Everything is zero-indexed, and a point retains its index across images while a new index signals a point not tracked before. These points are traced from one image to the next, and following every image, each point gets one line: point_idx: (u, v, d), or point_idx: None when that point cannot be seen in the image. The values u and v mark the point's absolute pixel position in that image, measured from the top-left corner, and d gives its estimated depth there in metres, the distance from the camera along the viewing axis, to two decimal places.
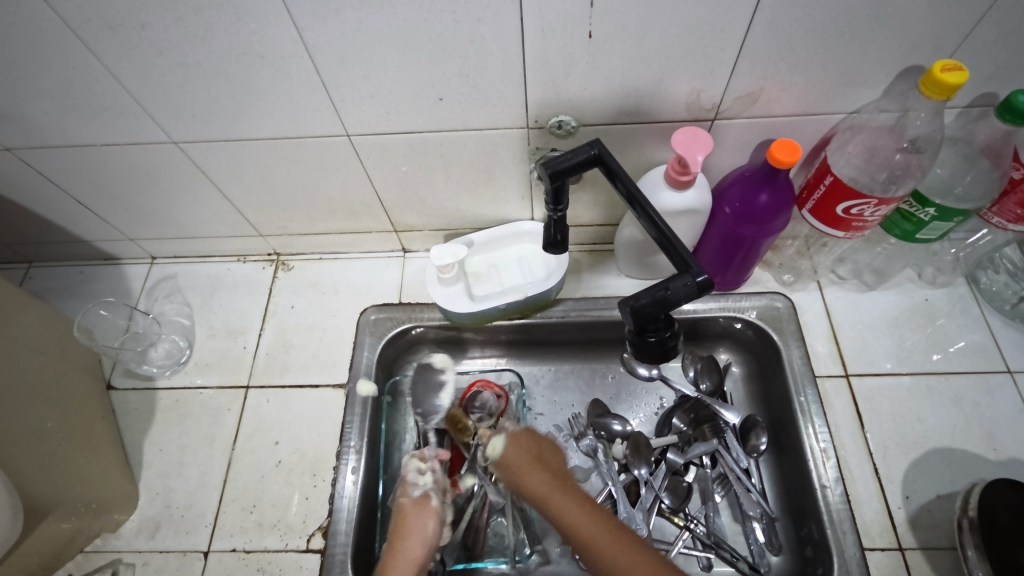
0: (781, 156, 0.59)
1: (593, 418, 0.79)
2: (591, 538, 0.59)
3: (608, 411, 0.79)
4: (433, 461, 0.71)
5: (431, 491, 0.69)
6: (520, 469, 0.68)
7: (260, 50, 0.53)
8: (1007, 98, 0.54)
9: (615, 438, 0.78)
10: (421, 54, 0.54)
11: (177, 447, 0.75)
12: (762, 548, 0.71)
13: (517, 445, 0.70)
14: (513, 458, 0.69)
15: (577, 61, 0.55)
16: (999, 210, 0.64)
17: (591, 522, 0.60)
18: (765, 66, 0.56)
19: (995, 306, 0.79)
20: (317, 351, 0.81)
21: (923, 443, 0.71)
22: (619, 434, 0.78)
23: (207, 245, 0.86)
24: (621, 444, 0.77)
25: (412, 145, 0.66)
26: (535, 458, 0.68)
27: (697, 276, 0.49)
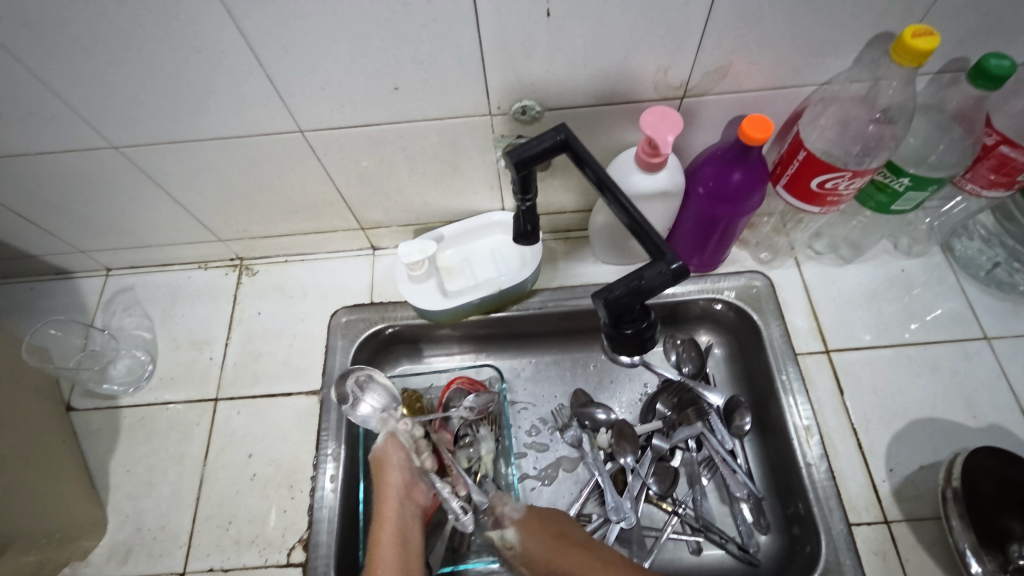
0: (752, 132, 0.57)
1: (575, 409, 0.78)
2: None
3: (591, 400, 0.78)
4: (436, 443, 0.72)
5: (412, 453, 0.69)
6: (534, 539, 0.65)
7: (196, 44, 0.50)
8: (979, 62, 0.53)
9: (600, 426, 0.77)
10: (371, 41, 0.50)
11: (146, 466, 0.72)
12: (750, 529, 0.71)
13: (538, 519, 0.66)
14: (531, 531, 0.65)
15: (538, 42, 0.52)
16: (972, 176, 0.64)
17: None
18: (732, 39, 0.54)
19: (970, 273, 0.79)
20: (289, 357, 0.78)
21: (905, 414, 0.71)
22: (603, 422, 0.77)
23: (164, 253, 0.82)
24: (606, 432, 0.76)
25: (371, 139, 0.63)
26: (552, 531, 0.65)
27: (671, 263, 0.47)
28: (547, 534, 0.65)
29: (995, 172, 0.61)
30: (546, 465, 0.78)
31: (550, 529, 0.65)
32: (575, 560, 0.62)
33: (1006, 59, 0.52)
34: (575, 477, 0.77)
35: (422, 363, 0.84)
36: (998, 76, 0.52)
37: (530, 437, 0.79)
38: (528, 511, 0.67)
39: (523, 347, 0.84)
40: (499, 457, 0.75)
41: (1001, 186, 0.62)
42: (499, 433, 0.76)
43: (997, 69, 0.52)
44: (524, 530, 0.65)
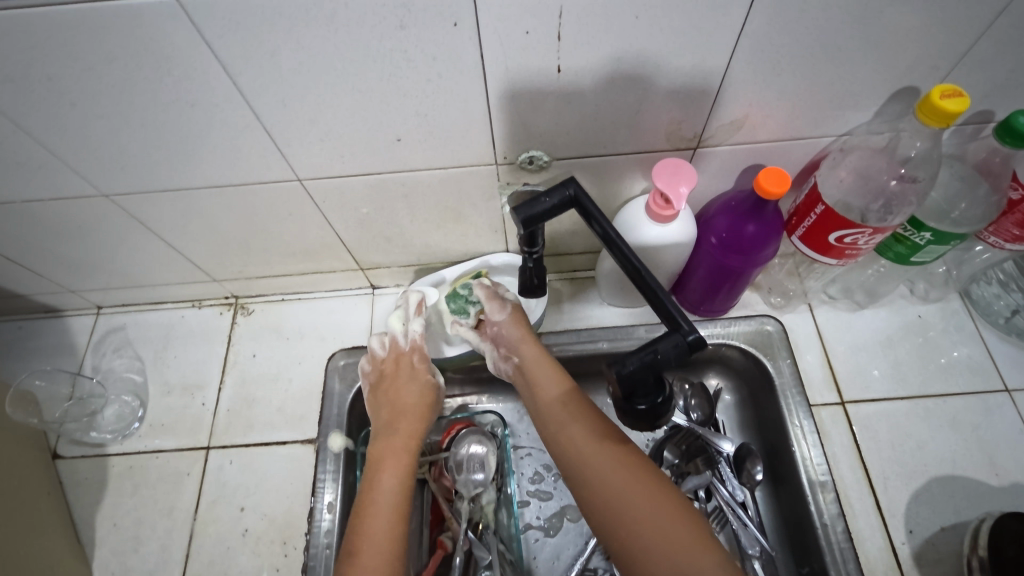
0: (769, 185, 0.55)
1: None
2: (595, 463, 0.54)
3: None
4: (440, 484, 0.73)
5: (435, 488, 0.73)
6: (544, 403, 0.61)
7: (189, 98, 0.47)
8: (1006, 120, 0.51)
9: None
10: (373, 95, 0.48)
11: (133, 520, 0.69)
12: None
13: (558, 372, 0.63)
14: (541, 392, 0.61)
15: (546, 95, 0.50)
16: (996, 229, 0.61)
17: (610, 461, 0.54)
18: (750, 92, 0.52)
19: (989, 320, 0.76)
20: (284, 403, 0.75)
21: (924, 470, 0.68)
22: None
23: (157, 292, 0.80)
24: None
25: (372, 187, 0.60)
26: (559, 383, 0.61)
27: (687, 334, 0.45)
28: (550, 377, 0.62)
29: (1021, 226, 0.58)
30: (550, 515, 0.75)
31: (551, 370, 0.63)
32: (580, 434, 0.57)
33: None
34: (578, 527, 0.74)
35: None
36: None
37: (533, 484, 0.77)
38: (513, 311, 0.66)
39: None
40: (501, 506, 0.73)
41: None
42: (501, 480, 0.73)
43: None
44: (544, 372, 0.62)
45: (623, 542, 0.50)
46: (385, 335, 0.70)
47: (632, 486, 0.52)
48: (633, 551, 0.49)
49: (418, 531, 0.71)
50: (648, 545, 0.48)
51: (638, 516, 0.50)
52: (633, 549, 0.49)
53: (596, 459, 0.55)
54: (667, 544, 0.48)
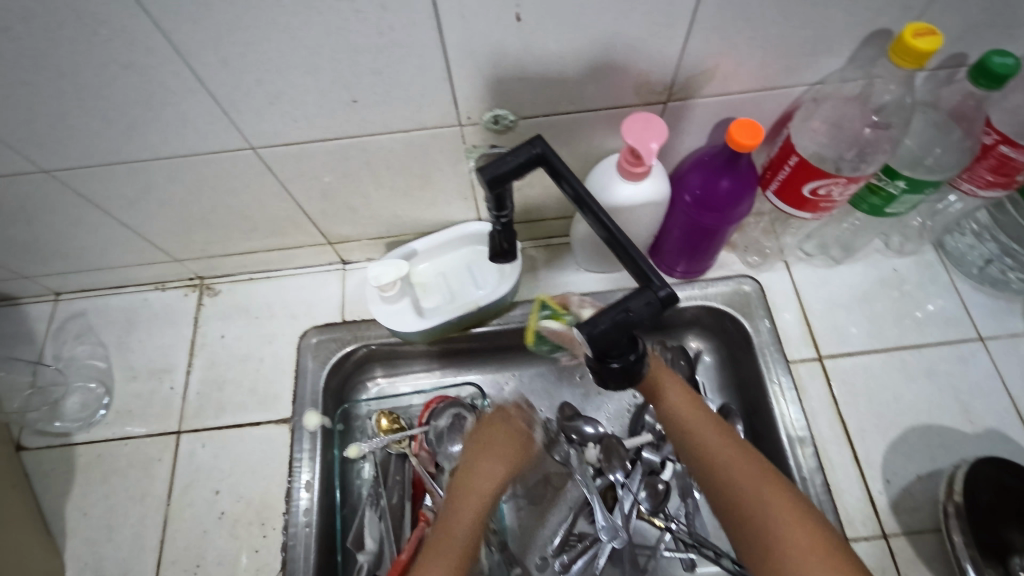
0: (741, 138, 0.54)
1: (562, 422, 0.75)
2: (742, 471, 0.52)
3: (578, 413, 0.76)
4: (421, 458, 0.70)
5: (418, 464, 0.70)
6: (683, 412, 0.57)
7: (122, 60, 0.44)
8: (980, 61, 0.49)
9: (587, 441, 0.74)
10: (322, 52, 0.45)
11: (105, 508, 0.67)
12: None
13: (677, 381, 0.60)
14: (678, 404, 0.58)
15: (507, 48, 0.48)
16: (969, 176, 0.60)
17: (746, 468, 0.52)
18: (719, 40, 0.50)
19: (963, 271, 0.76)
20: (256, 384, 0.73)
21: (901, 421, 0.69)
22: (591, 437, 0.74)
23: (117, 275, 0.77)
24: (594, 448, 0.73)
25: (332, 154, 0.58)
26: (694, 402, 0.58)
27: (659, 291, 0.44)
28: (683, 395, 0.59)
29: (993, 172, 0.58)
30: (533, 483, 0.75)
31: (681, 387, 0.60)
32: (720, 442, 0.55)
33: (1009, 56, 0.49)
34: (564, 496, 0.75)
35: (400, 381, 0.80)
36: (1001, 75, 0.48)
37: None
38: None
39: (506, 361, 0.81)
40: None
41: (998, 186, 0.59)
42: None
43: (1001, 68, 0.48)
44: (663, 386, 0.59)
45: (767, 559, 0.48)
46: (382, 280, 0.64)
47: (772, 496, 0.50)
48: (780, 568, 0.47)
49: (400, 505, 0.69)
50: (798, 565, 0.46)
51: (785, 534, 0.48)
52: (779, 566, 0.47)
53: (741, 466, 0.52)
54: (808, 567, 0.46)
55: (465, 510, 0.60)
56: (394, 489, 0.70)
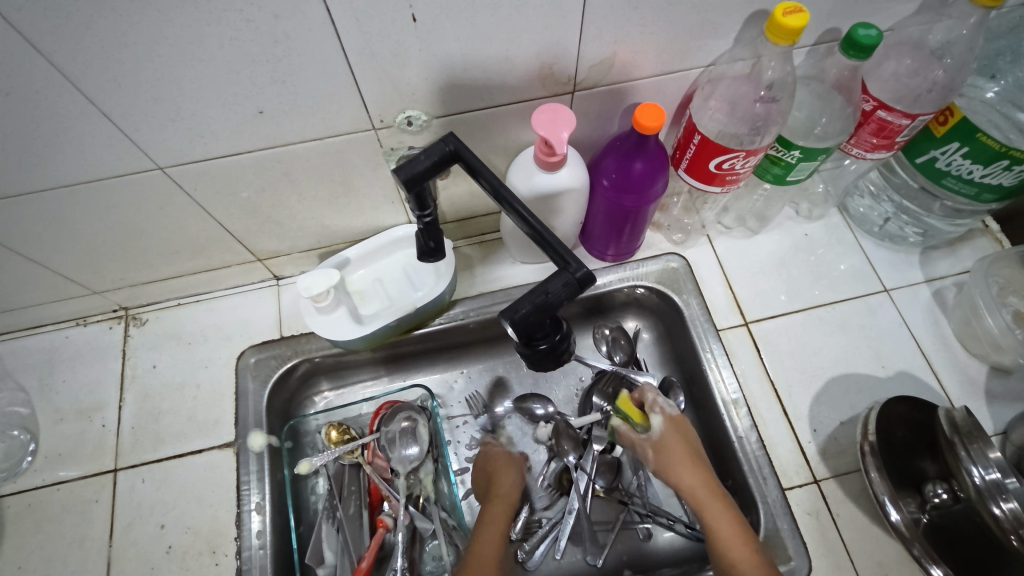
0: (646, 121, 0.56)
1: (516, 406, 0.77)
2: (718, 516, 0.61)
3: (530, 395, 0.77)
4: (375, 466, 0.70)
5: (372, 471, 0.70)
6: (673, 460, 0.66)
7: (3, 86, 0.43)
8: (848, 34, 0.54)
9: (540, 421, 0.75)
10: (219, 64, 0.45)
11: (41, 559, 0.64)
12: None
13: (681, 430, 0.68)
14: (672, 451, 0.66)
15: (409, 49, 0.48)
16: (857, 141, 0.66)
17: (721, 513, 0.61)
18: (613, 29, 0.52)
19: (865, 229, 0.82)
20: (194, 411, 0.71)
21: (823, 373, 0.74)
22: (543, 417, 0.75)
23: (32, 314, 0.73)
24: (546, 427, 0.75)
25: (246, 167, 0.57)
26: (688, 449, 0.66)
27: (576, 271, 0.46)
28: (676, 444, 0.67)
29: (877, 136, 0.63)
30: None
31: (679, 436, 0.67)
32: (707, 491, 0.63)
33: (872, 28, 0.53)
34: None
35: (348, 392, 0.80)
36: (867, 46, 0.53)
37: (470, 450, 0.77)
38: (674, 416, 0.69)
39: (452, 359, 0.81)
40: (439, 476, 0.71)
41: (883, 148, 0.65)
42: (437, 454, 0.71)
43: (866, 39, 0.53)
44: (666, 444, 0.67)
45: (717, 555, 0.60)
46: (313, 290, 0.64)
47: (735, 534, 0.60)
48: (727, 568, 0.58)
49: (358, 515, 0.68)
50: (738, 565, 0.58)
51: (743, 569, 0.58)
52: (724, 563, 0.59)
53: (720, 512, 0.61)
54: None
55: (495, 514, 0.65)
56: (350, 499, 0.69)
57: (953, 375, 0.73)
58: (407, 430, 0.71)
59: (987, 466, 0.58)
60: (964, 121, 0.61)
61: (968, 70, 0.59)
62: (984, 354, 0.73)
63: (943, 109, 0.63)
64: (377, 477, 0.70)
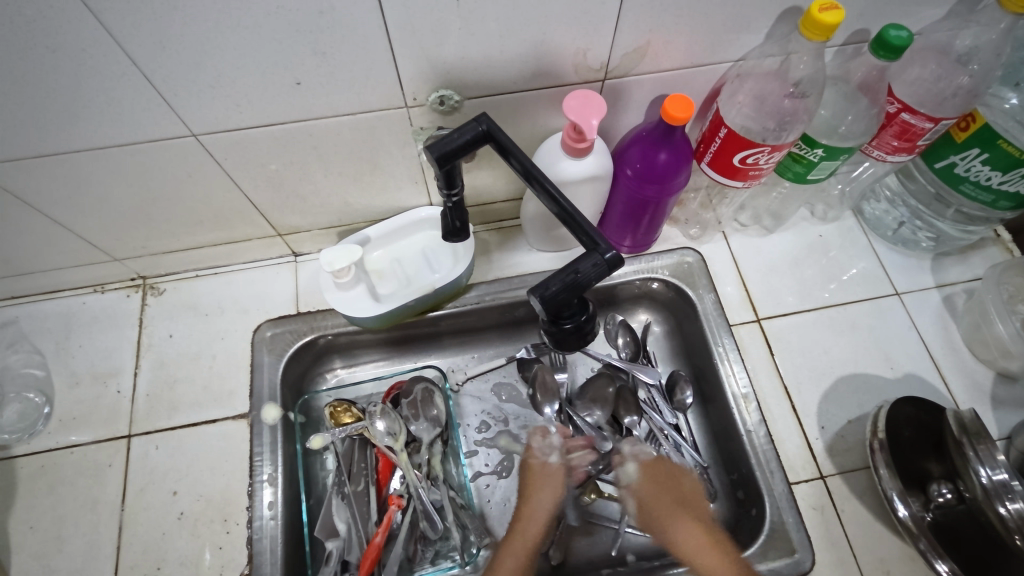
0: (675, 112, 0.57)
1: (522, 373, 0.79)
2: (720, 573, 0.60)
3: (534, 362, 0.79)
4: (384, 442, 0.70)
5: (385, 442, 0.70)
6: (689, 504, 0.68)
7: (48, 42, 0.43)
8: (879, 34, 0.54)
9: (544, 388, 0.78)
10: (263, 31, 0.45)
11: (54, 519, 0.65)
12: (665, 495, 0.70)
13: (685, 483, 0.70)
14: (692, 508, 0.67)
15: (449, 27, 0.49)
16: (878, 142, 0.66)
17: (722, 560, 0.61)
18: (649, 18, 0.53)
19: (879, 233, 0.83)
20: (209, 381, 0.72)
21: (832, 372, 0.75)
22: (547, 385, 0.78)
23: (52, 278, 0.73)
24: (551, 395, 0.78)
25: (277, 139, 0.57)
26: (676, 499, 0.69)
27: (605, 253, 0.46)
28: (668, 490, 0.69)
29: (898, 138, 0.64)
30: (498, 460, 0.75)
31: (668, 478, 0.71)
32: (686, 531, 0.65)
33: (903, 30, 0.54)
34: (512, 480, 0.74)
35: (359, 370, 0.80)
36: (898, 46, 0.54)
37: (479, 433, 0.77)
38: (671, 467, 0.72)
39: (465, 343, 0.82)
40: (448, 455, 0.72)
41: (903, 151, 0.65)
42: (446, 433, 0.72)
43: (897, 40, 0.53)
44: (646, 478, 0.70)
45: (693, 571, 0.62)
46: (340, 257, 0.64)
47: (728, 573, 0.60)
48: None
49: (366, 492, 0.68)
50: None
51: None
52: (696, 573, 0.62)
53: (694, 536, 0.64)
54: None
55: (518, 539, 0.65)
56: (359, 476, 0.69)
57: (960, 380, 0.74)
58: (417, 402, 0.73)
59: (994, 467, 0.59)
60: (986, 127, 0.62)
61: (994, 77, 0.59)
62: (991, 360, 0.74)
63: (965, 115, 0.64)
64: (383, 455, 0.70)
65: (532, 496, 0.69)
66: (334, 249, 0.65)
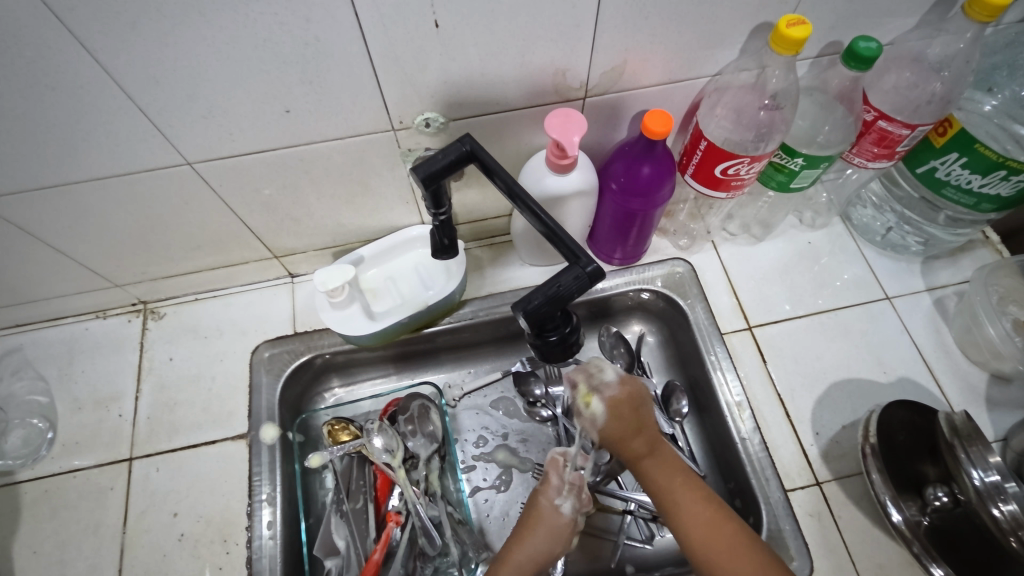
0: (655, 127, 0.59)
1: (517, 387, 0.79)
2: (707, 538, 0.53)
3: (529, 375, 0.79)
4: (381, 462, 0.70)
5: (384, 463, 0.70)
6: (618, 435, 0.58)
7: (48, 81, 0.45)
8: (850, 46, 0.56)
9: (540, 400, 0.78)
10: (251, 63, 0.48)
11: (56, 544, 0.66)
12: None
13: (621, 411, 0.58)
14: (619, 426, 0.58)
15: (430, 53, 0.51)
16: (858, 150, 0.68)
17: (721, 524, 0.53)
18: (624, 38, 0.55)
19: (868, 238, 0.84)
20: (208, 403, 0.73)
21: (825, 377, 0.75)
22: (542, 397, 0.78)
23: (56, 305, 0.75)
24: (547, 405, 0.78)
25: (270, 165, 0.59)
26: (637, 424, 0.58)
27: (586, 266, 0.48)
28: (626, 411, 0.58)
29: (877, 145, 0.65)
30: (496, 474, 0.76)
31: (627, 402, 0.59)
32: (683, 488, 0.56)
33: (872, 41, 0.56)
34: (510, 493, 0.75)
35: (357, 389, 0.81)
36: (868, 57, 0.55)
37: (477, 448, 0.77)
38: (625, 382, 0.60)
39: (462, 358, 0.83)
40: (446, 471, 0.73)
41: (884, 157, 0.67)
42: (444, 449, 0.72)
43: (866, 51, 0.55)
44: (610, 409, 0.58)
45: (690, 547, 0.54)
46: (333, 278, 0.66)
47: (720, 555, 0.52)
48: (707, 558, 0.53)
49: (365, 509, 0.69)
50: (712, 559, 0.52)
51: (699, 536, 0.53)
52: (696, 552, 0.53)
53: (685, 495, 0.55)
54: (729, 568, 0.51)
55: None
56: (358, 494, 0.70)
57: (954, 382, 0.74)
58: (415, 418, 0.73)
59: (986, 469, 0.59)
60: (963, 132, 0.63)
61: (966, 83, 0.61)
62: (984, 362, 0.74)
63: (942, 121, 0.65)
64: (381, 472, 0.70)
65: (527, 535, 0.60)
66: (327, 270, 0.66)
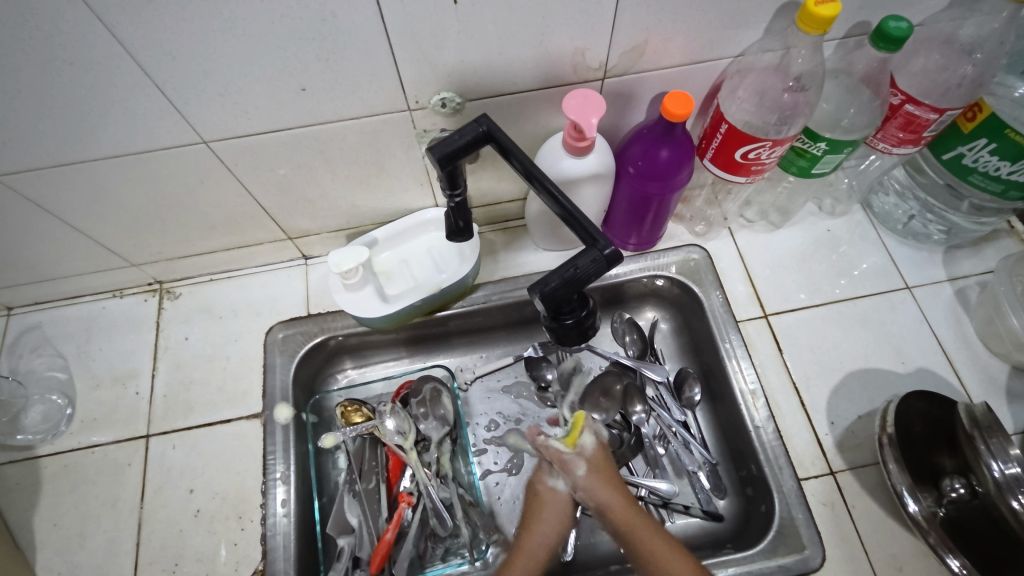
0: (674, 109, 0.57)
1: (529, 371, 0.79)
2: None
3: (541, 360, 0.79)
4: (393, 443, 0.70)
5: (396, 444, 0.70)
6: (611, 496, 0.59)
7: (65, 55, 0.45)
8: (879, 26, 0.54)
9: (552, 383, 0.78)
10: (267, 40, 0.47)
11: (76, 517, 0.67)
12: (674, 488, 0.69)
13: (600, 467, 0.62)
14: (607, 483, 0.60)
15: (448, 30, 0.50)
16: (883, 135, 0.67)
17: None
18: (646, 17, 0.53)
19: (888, 226, 0.83)
20: (223, 382, 0.73)
21: (842, 367, 0.74)
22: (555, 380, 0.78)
23: (74, 284, 0.76)
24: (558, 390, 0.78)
25: (285, 144, 0.59)
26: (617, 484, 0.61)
27: (604, 248, 0.47)
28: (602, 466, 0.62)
29: (903, 130, 0.64)
30: (507, 458, 0.76)
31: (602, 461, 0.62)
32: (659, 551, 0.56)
33: (903, 21, 0.54)
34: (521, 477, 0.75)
35: (369, 371, 0.81)
36: (897, 37, 0.53)
37: (489, 432, 0.78)
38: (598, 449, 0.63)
39: (474, 343, 0.83)
40: (456, 454, 0.73)
41: (908, 143, 0.66)
42: (455, 432, 0.73)
43: (896, 31, 0.53)
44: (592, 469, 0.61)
45: None
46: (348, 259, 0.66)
47: None
48: None
49: (377, 489, 0.69)
50: None
51: None
52: None
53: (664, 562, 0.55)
54: None
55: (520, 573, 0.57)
56: (370, 474, 0.70)
57: (974, 374, 0.73)
58: (427, 402, 0.74)
59: (1006, 461, 0.58)
60: (993, 116, 0.61)
61: (998, 65, 0.59)
62: (1006, 354, 0.73)
63: (972, 105, 0.63)
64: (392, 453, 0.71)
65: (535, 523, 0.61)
66: (343, 253, 0.67)
